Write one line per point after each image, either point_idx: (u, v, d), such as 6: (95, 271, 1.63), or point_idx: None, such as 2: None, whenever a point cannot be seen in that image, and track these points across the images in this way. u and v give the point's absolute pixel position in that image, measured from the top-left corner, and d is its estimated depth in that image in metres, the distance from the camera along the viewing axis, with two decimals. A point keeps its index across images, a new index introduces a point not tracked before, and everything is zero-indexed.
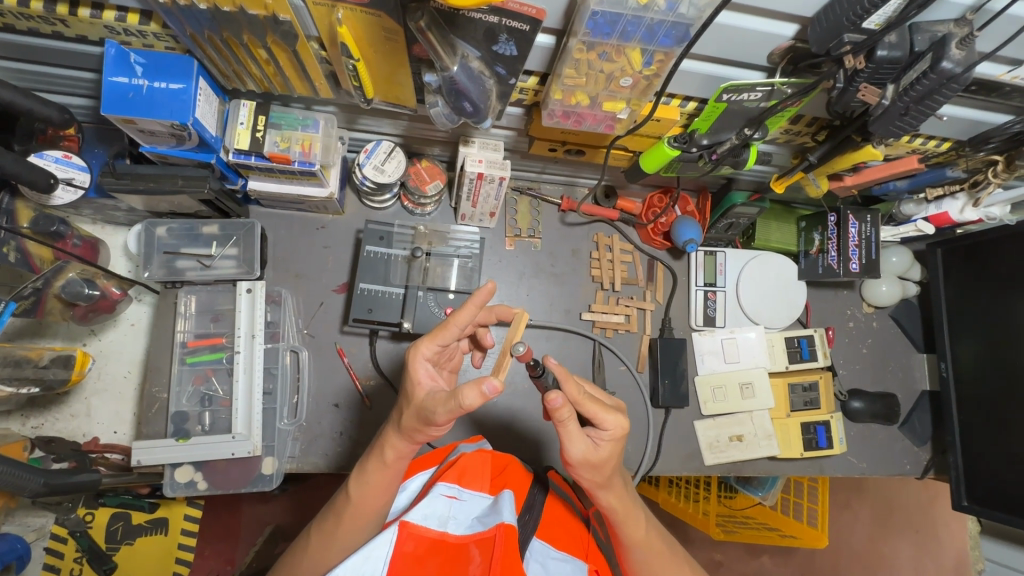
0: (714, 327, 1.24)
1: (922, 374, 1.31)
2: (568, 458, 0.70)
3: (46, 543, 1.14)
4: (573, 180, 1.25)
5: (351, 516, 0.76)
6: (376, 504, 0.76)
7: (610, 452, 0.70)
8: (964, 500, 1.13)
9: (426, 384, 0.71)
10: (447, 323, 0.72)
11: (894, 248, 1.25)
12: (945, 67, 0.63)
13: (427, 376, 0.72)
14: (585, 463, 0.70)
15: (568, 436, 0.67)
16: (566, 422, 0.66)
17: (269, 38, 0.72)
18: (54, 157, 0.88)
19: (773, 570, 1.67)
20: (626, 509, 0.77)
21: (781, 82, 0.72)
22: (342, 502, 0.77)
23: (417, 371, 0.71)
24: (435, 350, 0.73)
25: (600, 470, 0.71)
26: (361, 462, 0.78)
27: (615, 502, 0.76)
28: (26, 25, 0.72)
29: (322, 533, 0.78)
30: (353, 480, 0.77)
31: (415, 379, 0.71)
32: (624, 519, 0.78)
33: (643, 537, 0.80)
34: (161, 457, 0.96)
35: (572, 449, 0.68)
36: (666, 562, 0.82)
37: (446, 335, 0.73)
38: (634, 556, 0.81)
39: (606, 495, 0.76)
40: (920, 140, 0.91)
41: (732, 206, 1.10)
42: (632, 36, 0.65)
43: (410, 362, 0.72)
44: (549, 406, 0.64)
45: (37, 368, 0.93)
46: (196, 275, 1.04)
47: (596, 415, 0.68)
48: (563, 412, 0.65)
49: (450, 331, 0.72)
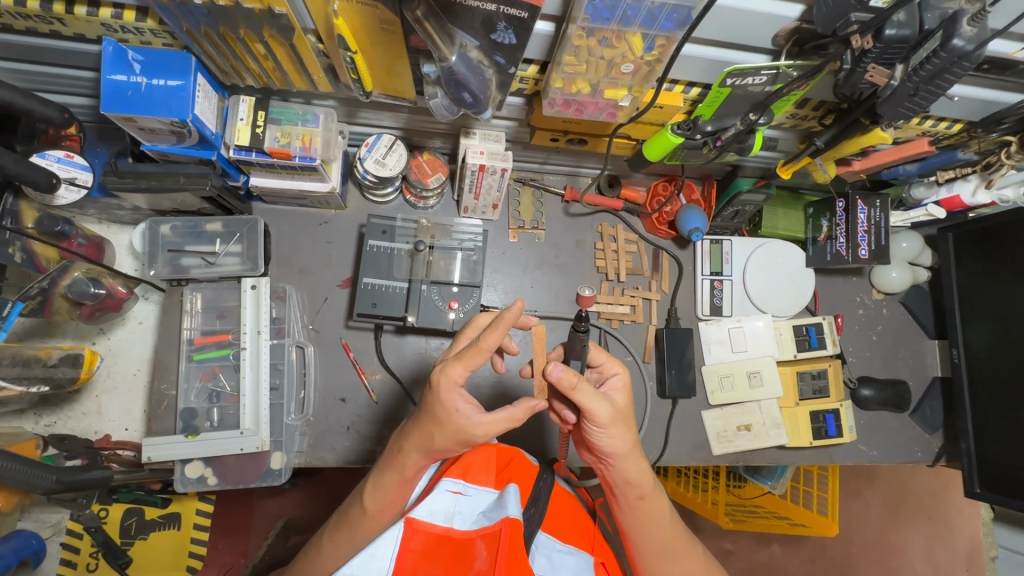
0: (721, 316, 1.23)
1: (934, 361, 1.29)
2: (592, 417, 0.69)
3: (62, 539, 1.15)
4: (576, 170, 1.23)
5: (370, 525, 0.78)
6: (390, 511, 0.78)
7: (626, 402, 0.74)
8: (976, 487, 1.12)
9: (465, 411, 0.68)
10: (477, 347, 0.66)
11: (904, 234, 1.22)
12: (956, 45, 0.61)
13: (465, 403, 0.69)
14: (614, 420, 0.71)
15: (587, 394, 0.68)
16: (576, 387, 0.68)
17: (266, 31, 0.71)
18: (56, 157, 0.88)
19: (783, 559, 1.66)
20: (647, 480, 0.77)
21: (786, 65, 0.70)
22: (360, 512, 0.78)
23: (450, 399, 0.68)
24: (467, 372, 0.68)
25: (626, 423, 0.72)
26: (376, 471, 0.78)
27: (638, 472, 0.76)
28: (24, 25, 0.72)
29: (339, 538, 0.80)
30: (367, 489, 0.78)
31: (452, 405, 0.68)
32: (646, 491, 0.77)
33: (661, 511, 0.80)
34: (172, 453, 0.97)
35: (594, 405, 0.69)
36: (679, 545, 0.82)
37: (477, 361, 0.66)
38: (650, 535, 0.80)
39: (630, 464, 0.75)
40: (931, 122, 0.89)
41: (738, 192, 1.08)
42: (632, 20, 0.64)
43: (441, 389, 0.67)
44: (551, 376, 0.67)
45: (47, 367, 0.94)
46: (201, 272, 1.05)
47: (605, 361, 0.77)
48: (569, 377, 0.67)
49: (483, 356, 0.66)
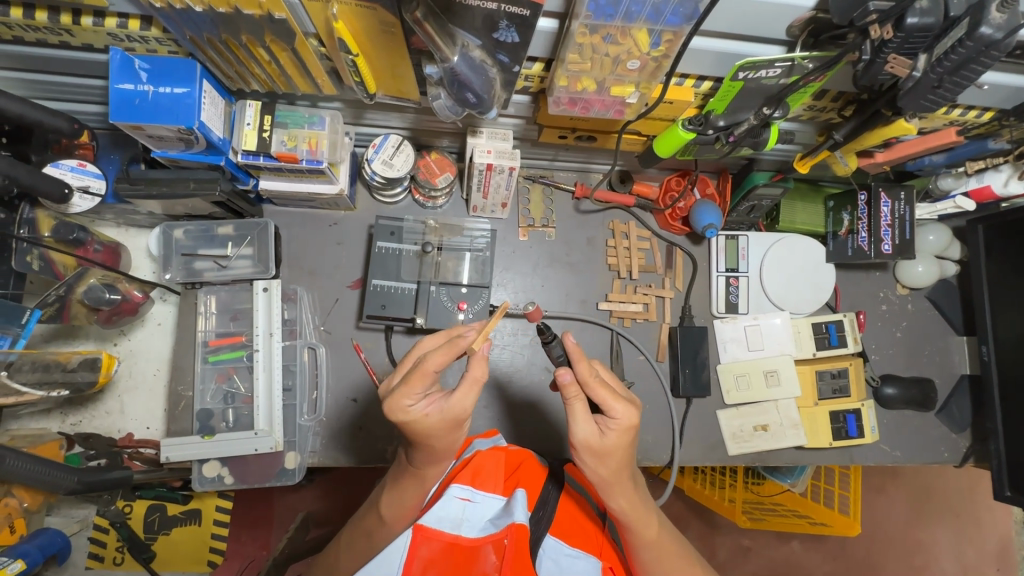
0: (736, 314, 1.20)
1: (961, 359, 1.25)
2: (573, 440, 0.72)
3: (89, 534, 1.19)
4: (586, 166, 1.21)
5: (385, 534, 0.79)
6: (407, 519, 0.78)
7: (617, 444, 0.72)
8: (1006, 490, 1.07)
9: (430, 410, 0.67)
10: (418, 365, 0.67)
11: (931, 226, 1.18)
12: (983, 33, 0.57)
13: (424, 403, 0.68)
14: (588, 449, 0.72)
15: (574, 417, 0.71)
16: (571, 400, 0.71)
17: (266, 36, 0.71)
18: (70, 166, 0.90)
19: (804, 556, 1.63)
20: (636, 511, 0.77)
21: (802, 56, 0.68)
22: (377, 519, 0.79)
23: (414, 415, 0.67)
24: (416, 394, 0.67)
25: (604, 459, 0.72)
26: (394, 480, 0.79)
27: (622, 505, 0.76)
28: (35, 37, 0.74)
29: (358, 545, 0.81)
30: (385, 495, 0.79)
31: (417, 419, 0.67)
32: (634, 522, 0.77)
33: (654, 535, 0.79)
34: (189, 453, 0.99)
35: (578, 431, 0.71)
36: (675, 557, 0.82)
37: (423, 378, 0.66)
38: (642, 555, 0.81)
39: (612, 495, 0.76)
40: (959, 111, 0.84)
41: (753, 187, 1.05)
42: (637, 16, 0.62)
43: (396, 413, 0.67)
44: (557, 379, 0.71)
45: (66, 371, 0.96)
46: (215, 275, 1.06)
47: (606, 401, 0.71)
48: (571, 388, 0.70)
49: (426, 371, 0.67)
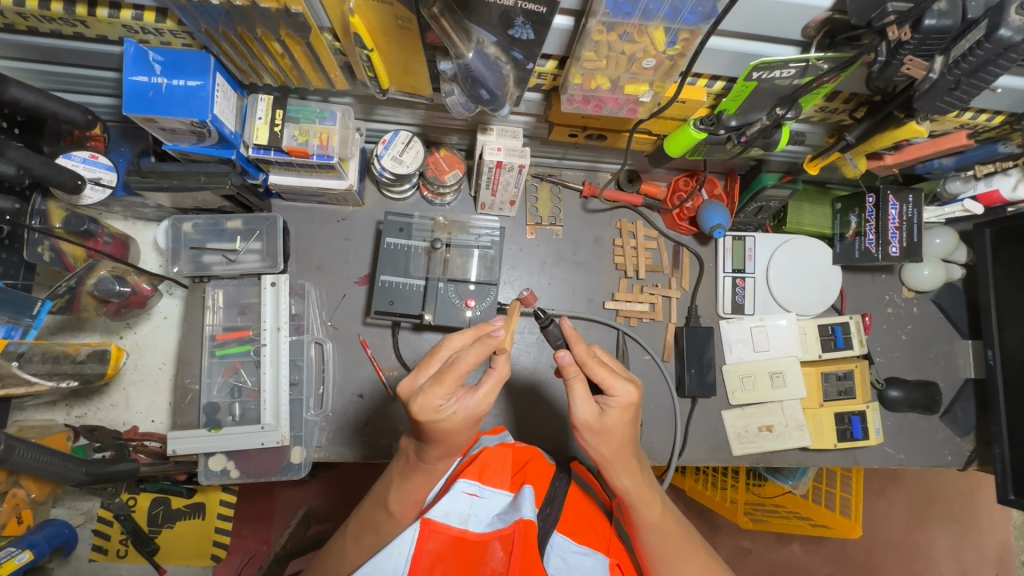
0: (742, 314, 1.20)
1: (966, 362, 1.25)
2: (574, 421, 0.74)
3: (94, 526, 1.19)
4: (594, 165, 1.21)
5: (393, 526, 0.79)
6: (414, 510, 0.78)
7: (619, 422, 0.72)
8: (1010, 494, 1.07)
9: (459, 408, 0.67)
10: (451, 365, 0.66)
11: (938, 230, 1.18)
12: (1002, 35, 0.58)
13: (453, 402, 0.67)
14: (589, 427, 0.73)
15: (574, 398, 0.72)
16: (571, 380, 0.72)
17: (281, 30, 0.71)
18: (82, 157, 0.90)
19: (804, 558, 1.62)
20: (639, 490, 0.78)
21: (816, 57, 0.67)
22: (385, 511, 0.79)
23: (444, 414, 0.66)
24: (446, 394, 0.66)
25: (605, 437, 0.73)
26: (402, 473, 0.78)
27: (628, 483, 0.77)
28: (49, 28, 0.73)
29: (366, 537, 0.81)
30: (395, 489, 0.78)
31: (445, 420, 0.67)
32: (637, 501, 0.78)
33: (657, 517, 0.80)
34: (195, 446, 0.99)
35: (578, 412, 0.72)
36: (681, 543, 0.82)
37: (455, 377, 0.65)
38: (647, 539, 0.81)
39: (618, 474, 0.76)
40: (970, 114, 0.85)
41: (761, 188, 1.05)
42: (654, 14, 0.62)
43: (426, 414, 0.66)
44: (557, 361, 0.72)
45: (75, 362, 0.97)
46: (222, 269, 1.06)
47: (607, 380, 0.72)
48: (570, 369, 0.72)
49: (459, 371, 0.65)
